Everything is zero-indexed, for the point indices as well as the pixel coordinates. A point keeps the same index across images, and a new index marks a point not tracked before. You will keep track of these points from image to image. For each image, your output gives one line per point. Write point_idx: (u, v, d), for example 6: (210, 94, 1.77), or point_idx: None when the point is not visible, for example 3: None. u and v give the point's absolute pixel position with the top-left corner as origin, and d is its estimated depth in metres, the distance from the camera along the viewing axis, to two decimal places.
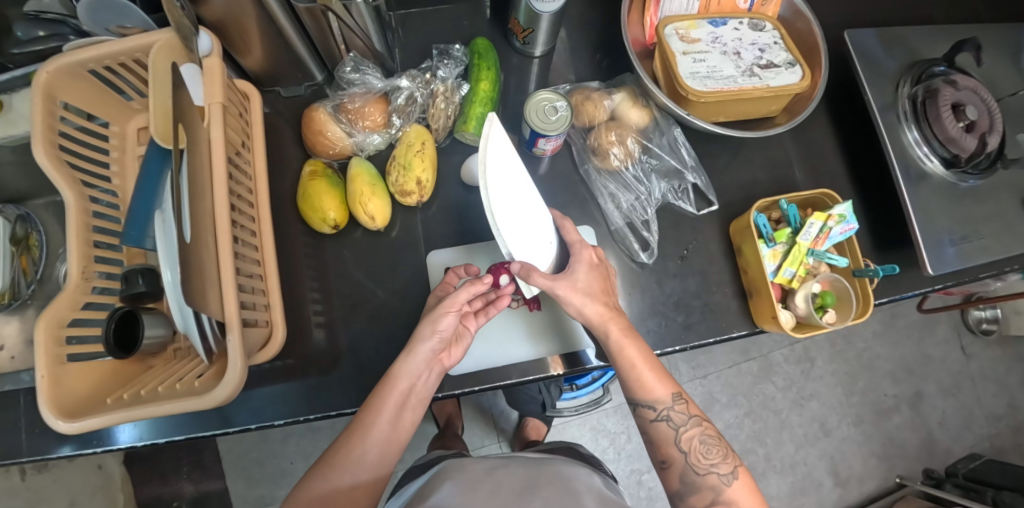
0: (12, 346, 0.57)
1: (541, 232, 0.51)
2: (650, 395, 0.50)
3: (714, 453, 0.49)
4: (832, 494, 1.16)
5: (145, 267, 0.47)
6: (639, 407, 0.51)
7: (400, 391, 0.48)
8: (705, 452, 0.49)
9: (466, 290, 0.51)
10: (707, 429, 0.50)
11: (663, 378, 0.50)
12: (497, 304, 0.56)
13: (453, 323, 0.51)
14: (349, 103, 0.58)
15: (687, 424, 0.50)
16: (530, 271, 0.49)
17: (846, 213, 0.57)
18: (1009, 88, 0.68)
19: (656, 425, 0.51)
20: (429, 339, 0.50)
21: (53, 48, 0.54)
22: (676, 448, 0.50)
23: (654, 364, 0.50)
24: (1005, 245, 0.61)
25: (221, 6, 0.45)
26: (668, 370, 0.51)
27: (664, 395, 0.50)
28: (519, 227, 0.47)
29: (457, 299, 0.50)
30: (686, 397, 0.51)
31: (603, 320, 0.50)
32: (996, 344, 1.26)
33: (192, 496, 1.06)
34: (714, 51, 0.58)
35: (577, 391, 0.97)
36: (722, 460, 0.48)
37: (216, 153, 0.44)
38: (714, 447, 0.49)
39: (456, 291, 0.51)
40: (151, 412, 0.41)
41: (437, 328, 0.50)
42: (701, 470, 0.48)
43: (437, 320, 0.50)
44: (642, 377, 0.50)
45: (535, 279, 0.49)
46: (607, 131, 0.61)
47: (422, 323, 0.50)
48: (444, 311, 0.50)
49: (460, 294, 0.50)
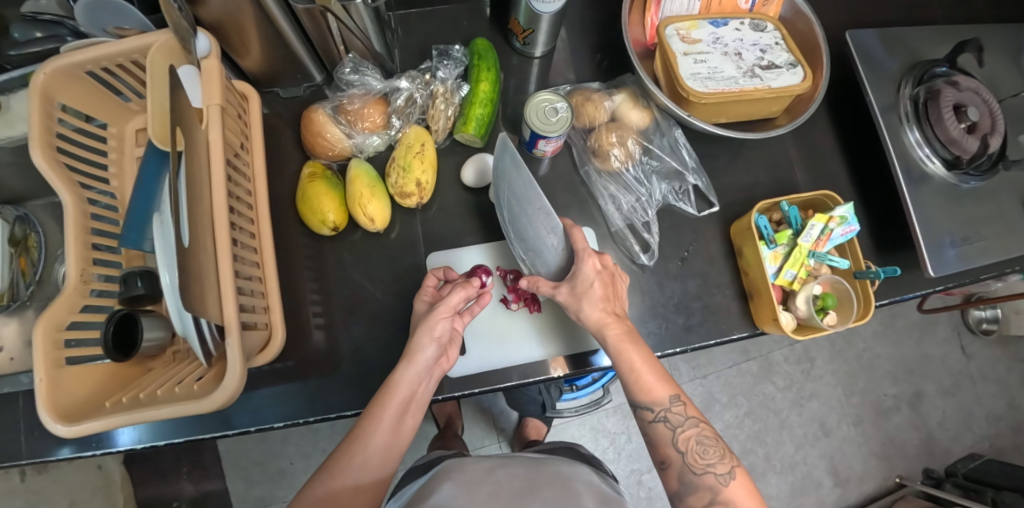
0: (12, 348, 0.56)
1: (553, 238, 0.54)
2: (650, 396, 0.50)
3: (711, 454, 0.48)
4: (832, 494, 1.16)
5: (144, 269, 0.47)
6: (639, 408, 0.51)
7: (401, 398, 0.48)
8: (701, 452, 0.49)
9: (458, 293, 0.52)
10: (704, 430, 0.49)
11: (663, 379, 0.50)
12: (482, 300, 0.56)
13: (448, 328, 0.51)
14: (349, 104, 0.58)
15: (684, 424, 0.50)
16: (536, 281, 0.53)
17: (847, 214, 0.56)
18: (1011, 88, 0.68)
19: (654, 427, 0.51)
20: (429, 347, 0.50)
21: (50, 50, 0.53)
22: (674, 448, 0.50)
23: (654, 365, 0.50)
24: (1006, 246, 0.61)
25: (219, 7, 0.45)
26: (668, 371, 0.51)
27: (663, 396, 0.50)
28: (534, 238, 0.55)
29: (449, 304, 0.51)
30: (684, 399, 0.51)
31: (602, 325, 0.50)
32: (996, 344, 1.26)
33: (192, 496, 1.05)
34: (715, 51, 0.58)
35: (577, 392, 0.97)
36: (718, 460, 0.48)
37: (215, 156, 0.44)
38: (712, 447, 0.49)
39: (448, 295, 0.52)
40: (149, 416, 0.41)
41: (434, 334, 0.50)
42: (698, 470, 0.48)
43: (432, 326, 0.50)
44: (641, 380, 0.50)
45: (541, 291, 0.53)
46: (607, 132, 0.61)
47: (418, 331, 0.50)
48: (437, 317, 0.50)
49: (452, 297, 0.51)
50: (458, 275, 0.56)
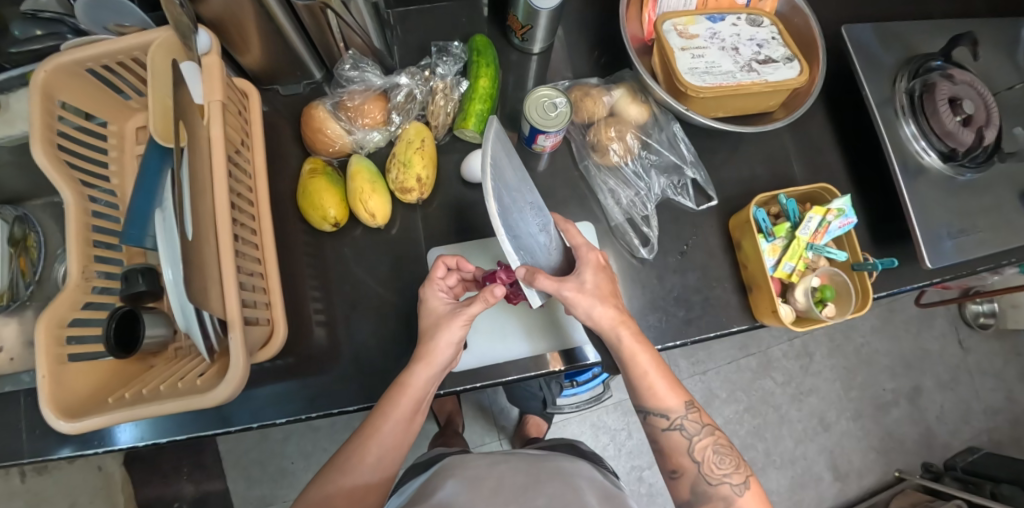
0: (12, 348, 0.56)
1: (544, 236, 0.50)
2: (662, 403, 0.50)
3: (727, 463, 0.49)
4: (832, 488, 1.17)
5: (145, 267, 0.47)
6: (650, 415, 0.51)
7: (414, 398, 0.48)
8: (717, 461, 0.49)
9: (479, 303, 0.49)
10: (719, 439, 0.50)
11: (675, 387, 0.51)
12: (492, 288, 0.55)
13: (462, 335, 0.50)
14: (349, 101, 0.58)
15: (700, 433, 0.50)
16: (535, 273, 0.45)
17: (846, 207, 0.57)
18: (1006, 82, 0.69)
19: (668, 435, 0.51)
20: (446, 351, 0.49)
21: (51, 48, 0.53)
22: (689, 457, 0.50)
23: (666, 372, 0.50)
24: (1003, 238, 0.61)
25: (220, 5, 0.45)
26: (679, 379, 0.51)
27: (677, 404, 0.50)
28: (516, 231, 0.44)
29: (470, 313, 0.49)
30: (698, 406, 0.51)
31: (615, 325, 0.49)
32: (994, 338, 1.27)
33: (192, 497, 1.04)
34: (712, 47, 0.58)
35: (577, 388, 0.99)
36: (734, 470, 0.49)
37: (217, 151, 0.44)
38: (727, 457, 0.49)
39: (469, 303, 0.50)
40: (153, 411, 0.41)
41: (453, 340, 0.49)
42: (713, 480, 0.49)
43: (450, 332, 0.49)
44: (654, 386, 0.50)
45: (539, 282, 0.46)
46: (607, 126, 0.62)
47: (435, 336, 0.49)
48: (455, 324, 0.49)
49: (474, 306, 0.49)
50: (469, 266, 0.54)
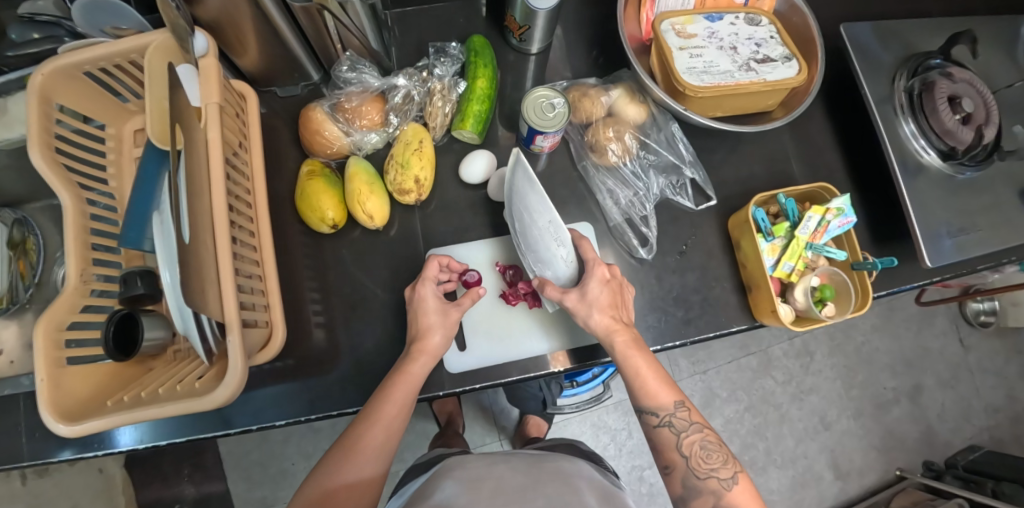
0: (12, 351, 0.56)
1: (562, 248, 0.53)
2: (655, 400, 0.50)
3: (714, 458, 0.48)
4: (833, 487, 1.17)
5: (144, 270, 0.47)
6: (642, 413, 0.51)
7: (414, 382, 0.49)
8: (705, 457, 0.49)
9: (468, 301, 0.54)
10: (708, 435, 0.50)
11: (667, 384, 0.51)
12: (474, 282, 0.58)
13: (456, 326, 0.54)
14: (347, 102, 0.58)
15: (689, 430, 0.50)
16: (543, 285, 0.52)
17: (845, 206, 0.57)
18: (1005, 80, 0.69)
19: (659, 431, 0.50)
20: (441, 341, 0.51)
21: (47, 51, 0.53)
22: (679, 452, 0.49)
23: (659, 370, 0.51)
24: (1003, 236, 0.61)
25: (215, 6, 0.45)
26: (673, 378, 0.51)
27: (668, 401, 0.50)
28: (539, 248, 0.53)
29: (461, 307, 0.54)
30: (688, 404, 0.51)
31: (611, 332, 0.50)
32: (995, 336, 1.27)
33: (193, 498, 1.05)
34: (711, 46, 0.58)
35: (577, 388, 0.99)
36: (722, 465, 0.48)
37: (214, 153, 0.44)
38: (715, 452, 0.49)
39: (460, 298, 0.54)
40: (153, 414, 0.41)
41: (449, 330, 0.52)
42: (701, 474, 0.48)
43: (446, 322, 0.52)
44: (646, 385, 0.50)
45: (548, 294, 0.52)
46: (605, 126, 0.62)
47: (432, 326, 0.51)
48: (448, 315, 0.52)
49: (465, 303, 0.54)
50: (457, 266, 0.56)
